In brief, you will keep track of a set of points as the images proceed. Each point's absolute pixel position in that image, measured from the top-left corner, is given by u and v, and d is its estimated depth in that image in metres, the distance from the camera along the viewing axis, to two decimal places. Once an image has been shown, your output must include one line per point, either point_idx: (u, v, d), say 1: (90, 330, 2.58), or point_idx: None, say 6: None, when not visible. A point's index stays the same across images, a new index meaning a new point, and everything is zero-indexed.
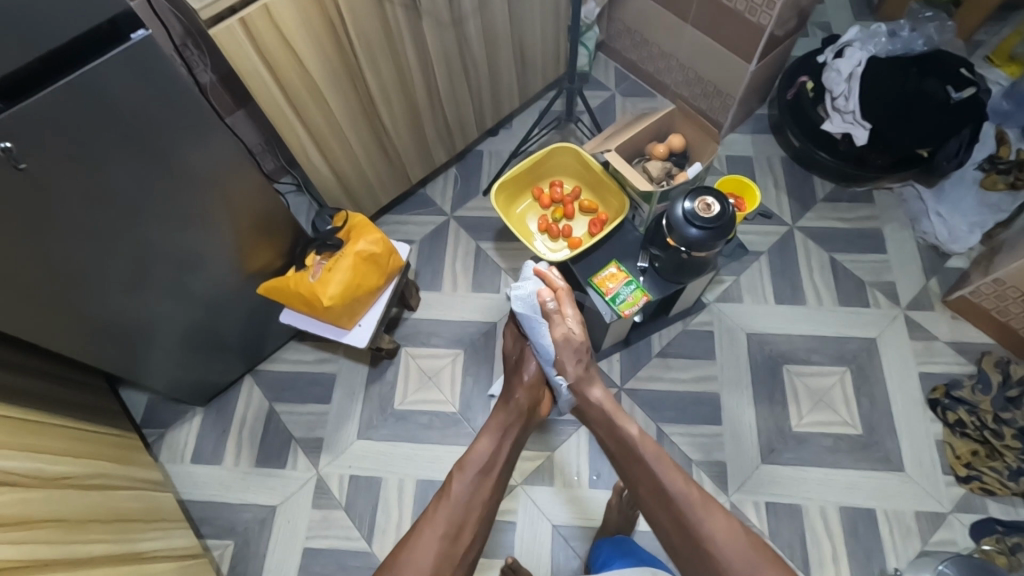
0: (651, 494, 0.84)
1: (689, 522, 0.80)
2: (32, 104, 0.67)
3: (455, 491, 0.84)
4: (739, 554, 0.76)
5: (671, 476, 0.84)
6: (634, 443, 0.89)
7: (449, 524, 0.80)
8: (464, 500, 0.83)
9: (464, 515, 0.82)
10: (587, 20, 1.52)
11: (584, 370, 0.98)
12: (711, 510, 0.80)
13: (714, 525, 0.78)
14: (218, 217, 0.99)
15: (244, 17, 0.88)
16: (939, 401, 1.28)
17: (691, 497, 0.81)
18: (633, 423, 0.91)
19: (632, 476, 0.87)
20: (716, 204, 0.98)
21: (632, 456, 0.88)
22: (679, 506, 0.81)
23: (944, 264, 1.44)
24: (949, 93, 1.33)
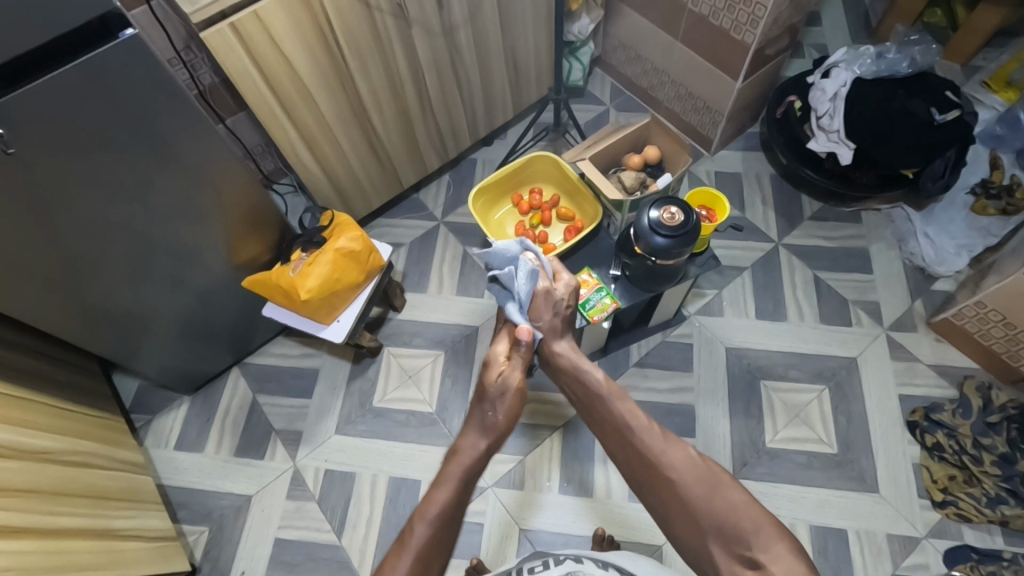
0: (614, 433, 0.77)
1: (653, 458, 0.71)
2: (22, 94, 0.71)
3: (436, 499, 0.68)
4: (698, 484, 0.66)
5: (627, 409, 0.79)
6: (601, 392, 0.82)
7: (439, 514, 0.66)
8: (449, 502, 0.68)
9: (454, 510, 0.68)
10: (579, 36, 1.56)
11: (555, 321, 0.95)
12: (671, 442, 0.72)
13: (669, 451, 0.71)
14: (206, 211, 1.03)
15: (234, 21, 0.94)
16: (917, 423, 1.27)
17: (648, 426, 0.75)
18: (599, 369, 0.85)
19: (599, 420, 0.81)
20: (681, 214, 1.01)
21: (595, 400, 0.82)
22: (636, 435, 0.75)
23: (930, 286, 1.43)
24: (933, 114, 1.35)
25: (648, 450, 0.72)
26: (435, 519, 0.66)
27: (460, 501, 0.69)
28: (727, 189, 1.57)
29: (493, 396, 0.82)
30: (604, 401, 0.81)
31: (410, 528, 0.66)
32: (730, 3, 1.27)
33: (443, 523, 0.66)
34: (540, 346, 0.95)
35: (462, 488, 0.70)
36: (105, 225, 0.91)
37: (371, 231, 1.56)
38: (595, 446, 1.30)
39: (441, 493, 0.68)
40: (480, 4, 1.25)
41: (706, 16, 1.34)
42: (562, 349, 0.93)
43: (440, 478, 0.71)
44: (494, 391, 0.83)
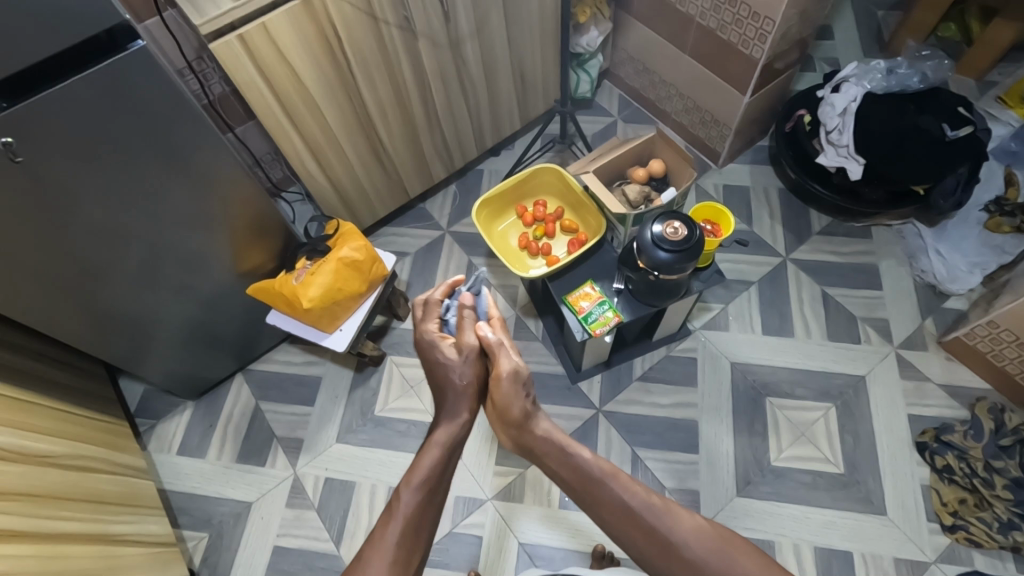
0: (620, 519, 0.77)
1: (662, 536, 0.74)
2: (31, 104, 0.73)
3: (421, 466, 0.80)
4: (709, 551, 0.72)
5: (627, 487, 0.79)
6: (591, 473, 0.81)
7: (423, 481, 0.78)
8: (431, 472, 0.79)
9: (439, 479, 0.80)
10: (587, 48, 1.56)
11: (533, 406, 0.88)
12: (674, 511, 0.76)
13: (679, 530, 0.74)
14: (212, 220, 1.04)
15: (242, 33, 0.95)
16: (927, 444, 1.24)
17: (653, 503, 0.77)
18: (588, 449, 0.83)
19: (594, 504, 0.80)
20: (684, 229, 1.00)
21: (590, 481, 0.80)
22: (645, 517, 0.76)
23: (942, 304, 1.40)
24: (945, 130, 1.33)
25: (658, 528, 0.75)
26: (421, 486, 0.77)
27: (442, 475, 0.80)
28: (735, 203, 1.56)
29: (456, 381, 0.90)
30: (603, 483, 0.79)
31: (398, 496, 0.76)
32: (738, 16, 1.26)
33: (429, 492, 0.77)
34: (520, 433, 0.87)
35: (446, 456, 0.82)
36: (110, 233, 0.92)
37: (377, 240, 1.57)
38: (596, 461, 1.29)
39: (427, 459, 0.81)
40: (487, 17, 1.26)
41: (714, 30, 1.34)
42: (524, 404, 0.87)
43: (409, 475, 0.79)
44: (455, 360, 0.91)
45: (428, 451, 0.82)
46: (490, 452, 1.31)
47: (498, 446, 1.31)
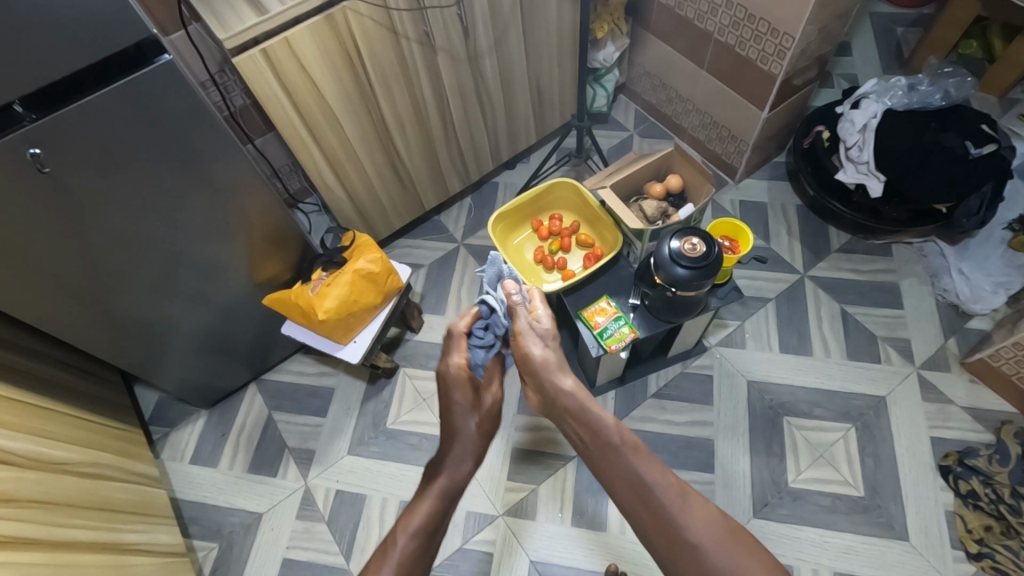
0: (630, 492, 0.72)
1: (670, 520, 0.68)
2: (58, 117, 0.74)
3: (416, 514, 0.72)
4: (719, 544, 0.65)
5: (644, 464, 0.74)
6: (606, 438, 0.77)
7: (420, 526, 0.71)
8: (430, 515, 0.73)
9: (434, 521, 0.72)
10: (604, 63, 1.56)
11: (552, 355, 0.87)
12: (689, 498, 0.70)
13: (689, 517, 0.68)
14: (230, 231, 1.05)
15: (265, 47, 0.96)
16: (950, 468, 1.21)
17: (667, 483, 0.71)
18: (611, 414, 0.79)
19: (607, 472, 0.75)
20: (703, 245, 0.99)
21: (607, 449, 0.76)
22: (658, 498, 0.70)
23: (965, 324, 1.37)
24: (968, 148, 1.30)
25: (667, 514, 0.68)
26: (417, 529, 0.71)
27: (442, 516, 0.74)
28: (752, 219, 1.54)
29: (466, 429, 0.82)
30: (617, 453, 0.75)
31: (393, 538, 0.70)
32: (757, 33, 1.26)
33: (427, 532, 0.71)
34: (544, 388, 0.85)
35: (441, 500, 0.75)
36: (131, 243, 0.94)
37: (392, 252, 1.57)
38: None
39: (424, 503, 0.74)
40: (505, 32, 1.27)
41: (733, 47, 1.34)
42: (541, 352, 0.86)
43: (421, 490, 0.77)
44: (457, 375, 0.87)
45: (423, 501, 0.75)
46: (503, 467, 1.30)
47: (511, 461, 1.30)
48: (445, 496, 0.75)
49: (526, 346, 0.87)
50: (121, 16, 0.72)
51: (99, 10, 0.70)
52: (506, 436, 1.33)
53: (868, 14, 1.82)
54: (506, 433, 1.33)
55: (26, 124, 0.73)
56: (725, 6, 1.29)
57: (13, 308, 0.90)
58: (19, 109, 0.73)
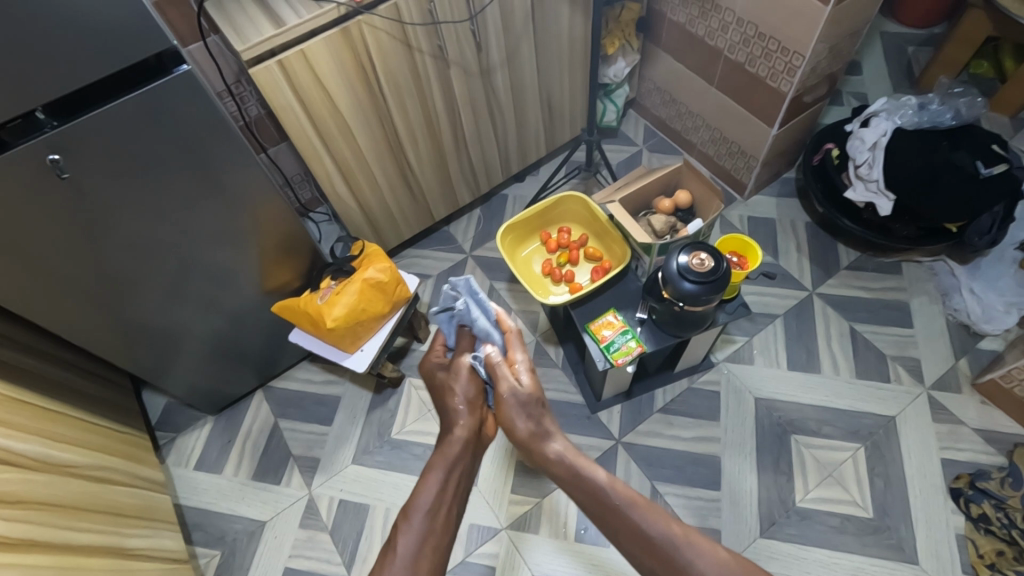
0: (639, 548, 0.73)
1: (683, 569, 0.69)
2: (79, 124, 0.75)
3: (421, 496, 0.75)
4: None
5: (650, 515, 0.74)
6: (609, 496, 0.76)
7: (425, 508, 0.74)
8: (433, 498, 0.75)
9: (440, 501, 0.75)
10: (614, 78, 1.58)
11: (536, 426, 0.84)
12: (694, 538, 0.71)
13: (702, 559, 0.69)
14: (242, 238, 1.06)
15: (281, 59, 0.98)
16: (961, 491, 1.19)
17: (672, 533, 0.72)
18: (603, 469, 0.79)
19: (612, 530, 0.75)
20: (711, 260, 0.99)
21: (609, 509, 0.76)
22: (665, 550, 0.71)
23: (976, 344, 1.36)
24: (979, 167, 1.33)
25: (679, 563, 0.70)
26: (424, 511, 0.74)
27: (448, 493, 0.77)
28: (761, 235, 1.54)
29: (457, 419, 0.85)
30: (619, 513, 0.75)
31: (397, 530, 0.72)
32: (767, 51, 1.27)
33: (434, 514, 0.74)
34: (530, 453, 0.84)
35: (446, 478, 0.78)
36: (145, 248, 0.95)
37: (401, 262, 1.58)
38: None
39: (429, 484, 0.77)
40: (516, 47, 1.29)
41: (743, 64, 1.34)
42: (525, 426, 0.84)
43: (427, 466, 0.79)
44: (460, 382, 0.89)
45: (429, 475, 0.78)
46: (507, 479, 1.29)
47: (515, 474, 1.29)
48: (449, 483, 0.78)
49: (508, 418, 0.84)
50: (142, 28, 0.73)
51: (122, 21, 0.71)
52: (510, 448, 1.32)
53: (879, 34, 1.83)
54: (511, 446, 1.33)
55: (48, 130, 0.75)
56: (735, 24, 1.30)
57: (27, 310, 0.92)
58: (41, 116, 0.74)
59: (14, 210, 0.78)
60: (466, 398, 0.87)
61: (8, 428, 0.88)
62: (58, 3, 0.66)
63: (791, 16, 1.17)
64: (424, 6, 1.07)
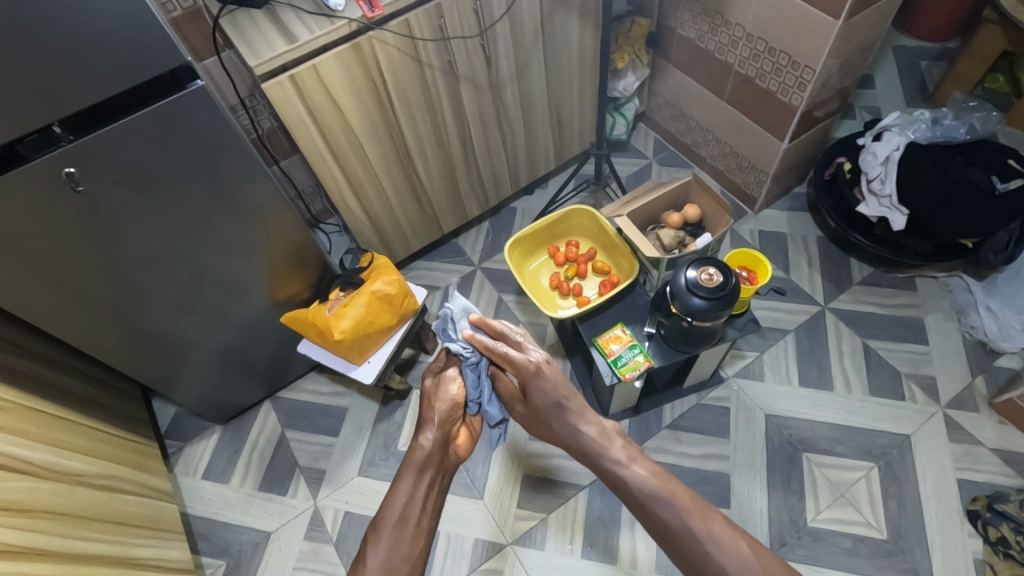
0: (660, 531, 0.76)
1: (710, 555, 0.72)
2: (95, 139, 0.77)
3: (392, 505, 0.78)
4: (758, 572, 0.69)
5: (684, 508, 0.76)
6: (635, 484, 0.80)
7: (396, 516, 0.77)
8: (408, 501, 0.79)
9: (410, 509, 0.78)
10: (623, 92, 1.58)
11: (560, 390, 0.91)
12: (716, 519, 0.75)
13: (727, 554, 0.71)
14: (253, 250, 1.07)
15: (293, 73, 0.99)
16: (979, 513, 1.15)
17: (689, 510, 0.75)
18: (631, 458, 0.83)
19: (635, 506, 0.80)
20: (720, 275, 0.98)
21: (646, 500, 0.78)
22: (692, 541, 0.73)
23: (993, 362, 1.33)
24: (994, 183, 1.31)
25: (703, 549, 0.72)
26: (394, 521, 0.76)
27: (416, 495, 0.80)
28: (771, 249, 1.53)
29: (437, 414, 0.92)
30: (648, 501, 0.78)
31: (369, 539, 0.75)
32: (777, 65, 1.27)
33: (402, 522, 0.76)
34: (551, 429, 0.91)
35: (414, 490, 0.80)
36: (157, 260, 0.96)
37: (410, 274, 1.59)
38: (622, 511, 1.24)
39: (401, 492, 0.80)
40: (526, 62, 1.30)
41: (753, 79, 1.34)
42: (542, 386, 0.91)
43: (399, 472, 0.83)
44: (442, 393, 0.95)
45: (402, 478, 0.82)
46: (513, 494, 1.28)
47: (520, 489, 1.28)
48: (422, 483, 0.82)
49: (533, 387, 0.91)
50: (158, 44, 0.75)
51: (137, 37, 0.73)
52: (516, 463, 1.31)
53: (891, 48, 1.82)
54: (517, 459, 1.32)
55: (64, 144, 0.76)
56: (745, 39, 1.30)
57: (41, 320, 0.93)
58: (58, 130, 0.76)
59: (30, 223, 0.80)
60: (446, 406, 0.93)
61: (17, 435, 0.89)
62: (76, 22, 0.68)
63: (801, 30, 1.17)
64: (435, 22, 1.09)
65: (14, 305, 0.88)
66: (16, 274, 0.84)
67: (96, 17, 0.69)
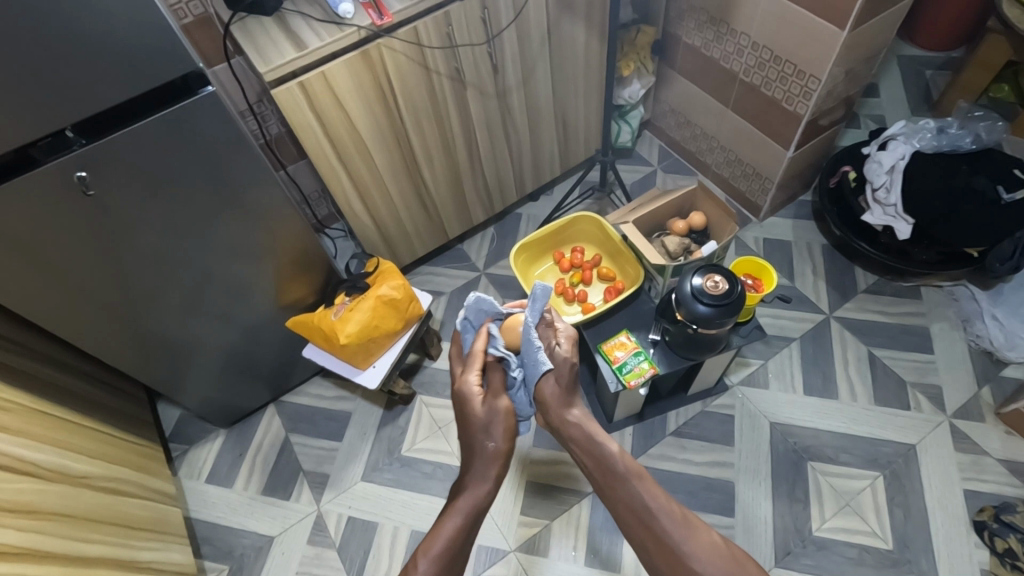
0: (630, 516, 0.75)
1: (679, 551, 0.71)
2: (107, 143, 0.78)
3: (438, 540, 0.73)
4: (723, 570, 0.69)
5: (650, 491, 0.76)
6: (617, 471, 0.78)
7: (441, 554, 0.72)
8: (452, 539, 0.74)
9: (455, 548, 0.74)
10: (629, 100, 1.59)
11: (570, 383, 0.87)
12: (693, 523, 0.73)
13: (695, 547, 0.71)
14: (260, 254, 1.08)
15: (302, 80, 1.00)
16: (986, 524, 1.14)
17: (673, 515, 0.73)
18: (614, 442, 0.80)
19: (613, 497, 0.78)
20: (726, 283, 0.99)
21: (614, 480, 0.78)
22: (661, 528, 0.73)
23: (999, 372, 1.33)
24: (1000, 192, 1.31)
25: (673, 543, 0.71)
26: (437, 559, 0.71)
27: (464, 536, 0.75)
28: (776, 257, 1.53)
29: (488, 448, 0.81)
30: (625, 483, 0.77)
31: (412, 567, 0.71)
32: (783, 74, 1.27)
33: (446, 563, 0.72)
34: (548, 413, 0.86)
35: (466, 525, 0.76)
36: (165, 264, 0.97)
37: (414, 279, 1.59)
38: None
39: (446, 529, 0.74)
40: (532, 69, 1.30)
41: (759, 87, 1.35)
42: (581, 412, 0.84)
43: (448, 508, 0.77)
44: (483, 420, 0.82)
45: (449, 516, 0.76)
46: (517, 500, 1.28)
47: (525, 494, 1.28)
48: (472, 519, 0.76)
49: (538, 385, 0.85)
50: (171, 51, 0.76)
51: (149, 44, 0.73)
52: (521, 469, 1.31)
53: (896, 57, 1.83)
54: (522, 465, 1.31)
55: (77, 148, 0.77)
56: (751, 47, 1.31)
57: (50, 322, 0.94)
58: (70, 134, 0.77)
59: (41, 226, 0.81)
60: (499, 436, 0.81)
61: (23, 437, 0.90)
62: (91, 29, 0.69)
63: (807, 39, 1.18)
64: (442, 29, 1.09)
65: (23, 307, 0.89)
66: (26, 277, 0.85)
67: (111, 25, 0.70)
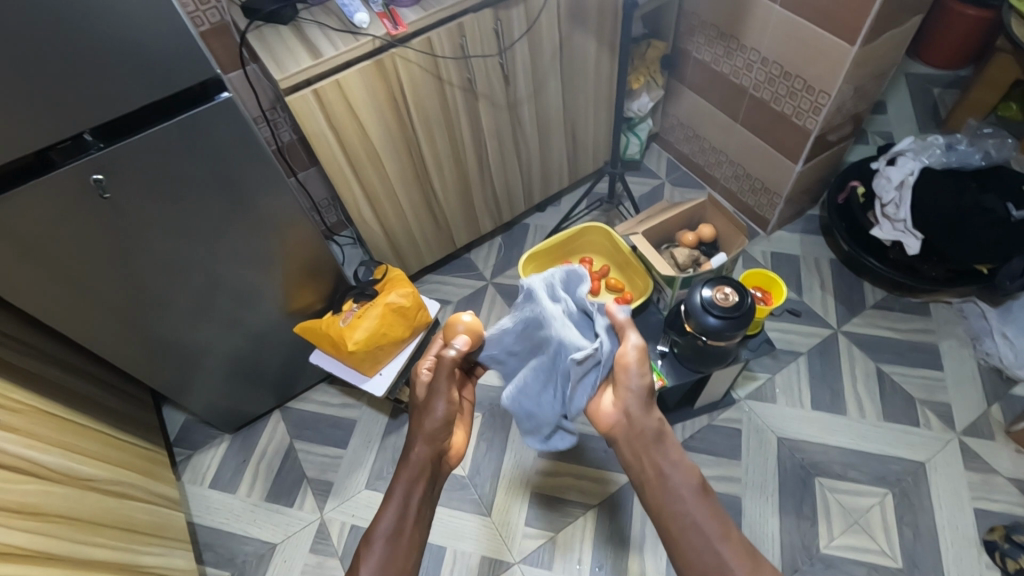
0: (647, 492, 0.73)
1: (691, 528, 0.68)
2: (124, 147, 0.79)
3: (381, 520, 0.75)
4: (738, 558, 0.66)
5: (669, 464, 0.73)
6: (639, 447, 0.75)
7: (385, 532, 0.74)
8: (396, 517, 0.76)
9: (403, 523, 0.75)
10: (638, 113, 1.60)
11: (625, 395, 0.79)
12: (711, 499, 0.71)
13: (706, 521, 0.69)
14: (271, 259, 1.09)
15: (317, 88, 1.01)
16: (997, 544, 1.13)
17: (692, 488, 0.71)
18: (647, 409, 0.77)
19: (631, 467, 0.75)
20: (736, 295, 0.99)
21: (636, 456, 0.75)
22: (684, 508, 0.70)
23: (1009, 390, 1.32)
24: (1010, 210, 1.30)
25: (688, 520, 0.69)
26: (385, 537, 0.74)
27: (410, 509, 0.77)
28: (783, 272, 1.53)
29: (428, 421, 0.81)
30: (644, 456, 0.74)
31: (360, 553, 0.73)
32: (792, 89, 1.28)
33: (395, 537, 0.74)
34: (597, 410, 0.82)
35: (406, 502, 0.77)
36: (177, 268, 0.97)
37: (422, 287, 1.60)
38: (632, 532, 1.23)
39: (388, 510, 0.76)
40: (543, 81, 1.32)
41: (768, 102, 1.36)
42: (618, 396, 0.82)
43: (387, 491, 0.78)
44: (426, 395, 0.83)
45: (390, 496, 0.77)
46: (521, 511, 1.27)
47: (530, 505, 1.27)
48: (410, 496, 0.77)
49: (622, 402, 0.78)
50: (192, 58, 0.77)
51: (169, 52, 0.75)
52: (526, 480, 1.30)
53: (904, 75, 1.84)
54: (526, 476, 1.31)
55: (94, 151, 0.78)
56: (760, 63, 1.32)
57: (60, 323, 0.94)
58: (88, 138, 0.78)
59: (58, 229, 0.81)
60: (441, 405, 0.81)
61: (32, 439, 0.90)
62: (114, 36, 0.70)
63: (817, 55, 1.18)
64: (456, 40, 1.11)
65: (35, 308, 0.89)
66: (39, 278, 0.86)
67: (135, 31, 0.71)
